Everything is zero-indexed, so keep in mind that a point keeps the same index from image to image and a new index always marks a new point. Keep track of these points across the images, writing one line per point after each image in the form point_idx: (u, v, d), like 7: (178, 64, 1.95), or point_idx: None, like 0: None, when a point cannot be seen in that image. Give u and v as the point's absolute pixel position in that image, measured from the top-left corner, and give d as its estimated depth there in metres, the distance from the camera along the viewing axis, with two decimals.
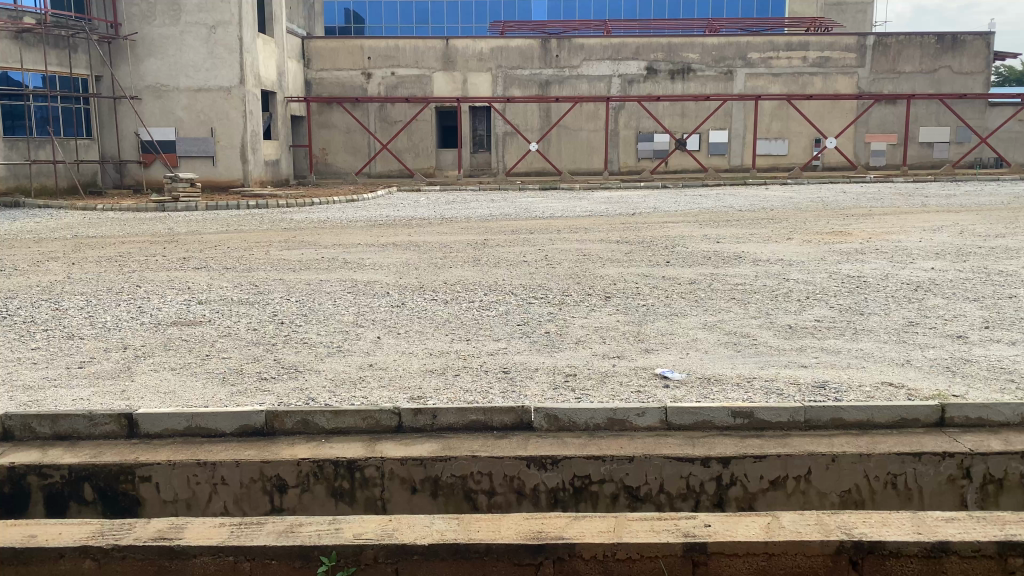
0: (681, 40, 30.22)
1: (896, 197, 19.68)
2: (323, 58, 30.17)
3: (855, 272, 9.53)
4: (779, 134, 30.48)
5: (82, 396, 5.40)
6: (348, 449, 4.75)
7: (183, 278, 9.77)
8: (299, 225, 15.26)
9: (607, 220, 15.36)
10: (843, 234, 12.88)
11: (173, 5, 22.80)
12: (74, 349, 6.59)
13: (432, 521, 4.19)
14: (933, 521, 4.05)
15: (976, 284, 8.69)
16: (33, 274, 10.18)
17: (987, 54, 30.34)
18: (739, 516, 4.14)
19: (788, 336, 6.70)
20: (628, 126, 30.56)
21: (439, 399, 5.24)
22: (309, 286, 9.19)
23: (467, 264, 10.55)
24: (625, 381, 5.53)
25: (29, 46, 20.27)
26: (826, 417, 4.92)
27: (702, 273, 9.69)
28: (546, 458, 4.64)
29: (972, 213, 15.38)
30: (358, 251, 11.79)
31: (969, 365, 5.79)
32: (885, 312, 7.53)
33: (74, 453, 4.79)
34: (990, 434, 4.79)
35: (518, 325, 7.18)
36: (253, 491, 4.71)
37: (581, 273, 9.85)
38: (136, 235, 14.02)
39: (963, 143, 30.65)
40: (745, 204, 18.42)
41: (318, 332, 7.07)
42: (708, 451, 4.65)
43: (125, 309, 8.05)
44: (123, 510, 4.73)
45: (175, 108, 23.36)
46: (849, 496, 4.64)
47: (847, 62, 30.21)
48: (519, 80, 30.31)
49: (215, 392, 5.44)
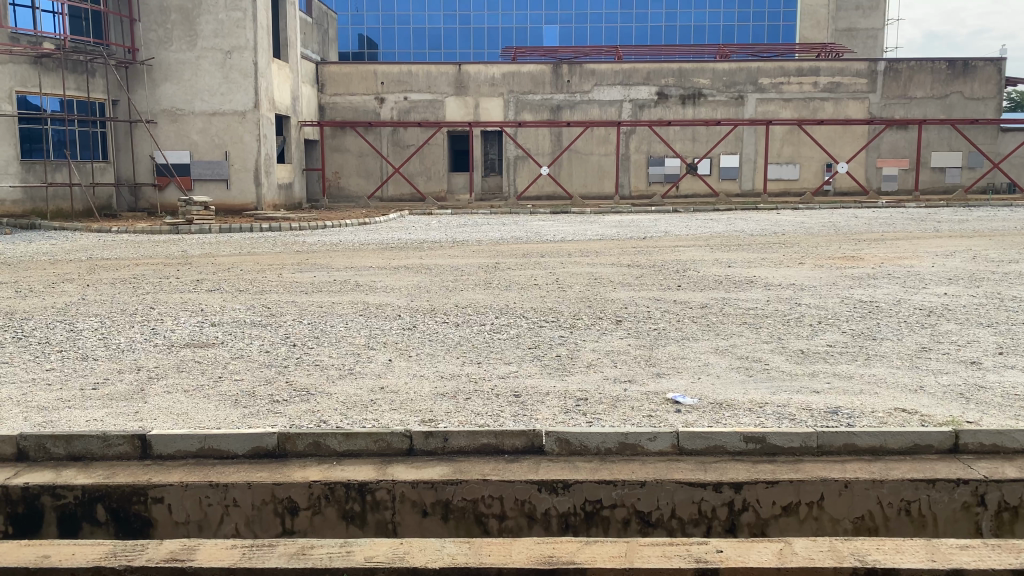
0: (692, 66, 30.38)
1: (907, 221, 19.68)
2: (337, 82, 30.50)
3: (867, 297, 9.51)
4: (790, 158, 30.58)
5: (96, 417, 5.44)
6: (360, 473, 4.75)
7: (195, 300, 9.83)
8: (312, 247, 15.37)
9: (619, 244, 15.43)
10: (854, 259, 12.89)
11: (189, 31, 23.13)
12: (88, 370, 6.64)
13: (443, 545, 4.19)
14: (947, 549, 4.02)
15: (990, 310, 8.66)
16: (49, 295, 10.32)
17: (998, 79, 30.43)
18: (751, 542, 4.13)
19: (801, 361, 6.69)
20: (640, 150, 30.69)
21: (451, 422, 5.24)
22: (322, 309, 9.22)
23: (478, 287, 10.63)
24: (637, 406, 5.52)
25: (47, 70, 20.68)
26: (838, 443, 4.89)
27: (712, 296, 9.72)
28: (558, 482, 4.63)
29: (984, 238, 15.39)
30: (368, 273, 11.87)
31: (982, 392, 5.75)
32: (898, 337, 7.50)
33: (87, 474, 4.81)
34: (1005, 461, 4.75)
35: (530, 349, 7.19)
36: (265, 514, 4.72)
37: (593, 296, 9.87)
38: (151, 257, 14.13)
39: (975, 168, 30.63)
40: (756, 228, 18.51)
41: (330, 355, 7.10)
42: (721, 476, 4.63)
43: (138, 331, 8.12)
44: (136, 531, 4.74)
45: (190, 131, 23.59)
46: (862, 523, 4.60)
47: (858, 87, 30.27)
48: (530, 105, 30.53)
49: (228, 414, 5.46)
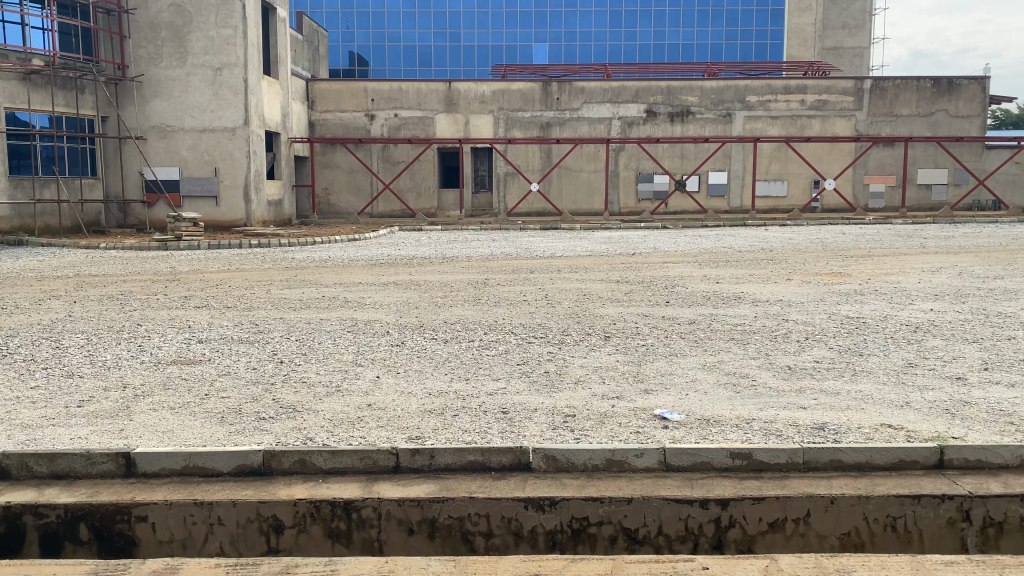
0: (680, 84, 30.57)
1: (894, 238, 19.84)
2: (327, 99, 30.56)
3: (855, 313, 9.57)
4: (778, 175, 30.82)
5: (80, 435, 5.39)
6: (345, 491, 4.73)
7: (184, 317, 9.78)
8: (302, 264, 15.34)
9: (607, 260, 15.46)
10: (842, 275, 12.96)
11: (179, 48, 23.17)
12: (73, 388, 6.57)
13: (429, 564, 4.16)
14: (932, 565, 4.04)
15: (975, 325, 8.73)
16: (36, 311, 10.27)
17: (983, 97, 30.77)
18: (737, 560, 4.13)
19: (788, 377, 6.73)
20: (628, 167, 30.86)
21: (438, 438, 5.24)
22: (310, 326, 9.20)
23: (467, 303, 10.64)
24: (624, 422, 5.52)
25: (37, 86, 20.66)
26: (824, 458, 4.91)
27: (700, 313, 9.75)
28: (545, 500, 4.61)
29: (971, 255, 15.49)
30: (358, 290, 11.87)
31: (968, 407, 5.78)
32: (884, 353, 7.55)
33: (70, 493, 4.77)
34: (990, 476, 4.77)
35: (518, 365, 7.19)
36: (250, 532, 4.68)
37: (582, 312, 9.89)
38: (139, 273, 14.07)
39: (961, 185, 30.90)
40: (743, 244, 18.61)
41: (317, 372, 7.07)
42: (707, 493, 4.63)
43: (125, 348, 8.08)
44: (119, 551, 4.68)
45: (180, 147, 23.57)
46: (848, 539, 4.59)
47: (845, 105, 30.56)
48: (520, 122, 30.69)
49: (213, 431, 5.44)
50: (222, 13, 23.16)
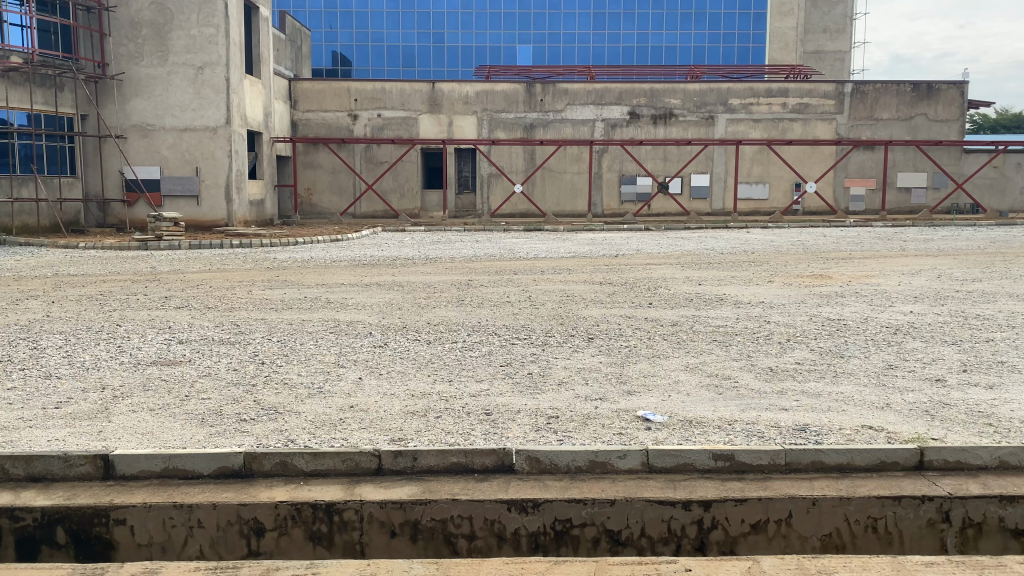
0: (663, 87, 30.68)
1: (875, 240, 20.03)
2: (310, 99, 30.39)
3: (835, 315, 9.65)
4: (759, 177, 31.04)
5: (58, 436, 5.33)
6: (327, 493, 4.70)
7: (164, 317, 9.71)
8: (283, 265, 15.26)
9: (590, 261, 15.50)
10: (823, 277, 13.03)
11: (160, 47, 22.97)
12: (50, 389, 6.48)
13: (410, 567, 4.14)
14: (913, 565, 4.07)
15: (953, 327, 8.85)
16: (12, 312, 10.12)
17: (961, 102, 31.15)
18: (720, 560, 4.14)
19: (769, 378, 6.76)
20: (611, 169, 30.96)
21: (421, 441, 5.22)
22: (292, 327, 9.08)
23: (451, 304, 10.59)
24: (606, 424, 5.51)
25: (15, 84, 20.36)
26: (806, 460, 4.94)
27: (682, 314, 9.83)
28: (527, 502, 4.60)
29: (950, 257, 15.65)
30: (341, 290, 11.81)
31: (948, 409, 5.83)
32: (864, 355, 7.61)
33: (47, 496, 4.71)
34: (968, 477, 4.82)
35: (501, 367, 7.15)
36: (230, 535, 4.64)
37: (565, 314, 9.87)
38: (119, 273, 13.96)
39: (939, 189, 31.24)
40: (724, 246, 18.72)
41: (298, 374, 7.00)
42: (690, 495, 4.63)
43: (104, 348, 8.02)
44: (97, 555, 4.63)
45: (161, 147, 23.39)
46: (830, 540, 4.61)
47: (826, 109, 30.79)
48: (504, 123, 30.71)
49: (193, 433, 5.39)
50: (203, 12, 23.00)
